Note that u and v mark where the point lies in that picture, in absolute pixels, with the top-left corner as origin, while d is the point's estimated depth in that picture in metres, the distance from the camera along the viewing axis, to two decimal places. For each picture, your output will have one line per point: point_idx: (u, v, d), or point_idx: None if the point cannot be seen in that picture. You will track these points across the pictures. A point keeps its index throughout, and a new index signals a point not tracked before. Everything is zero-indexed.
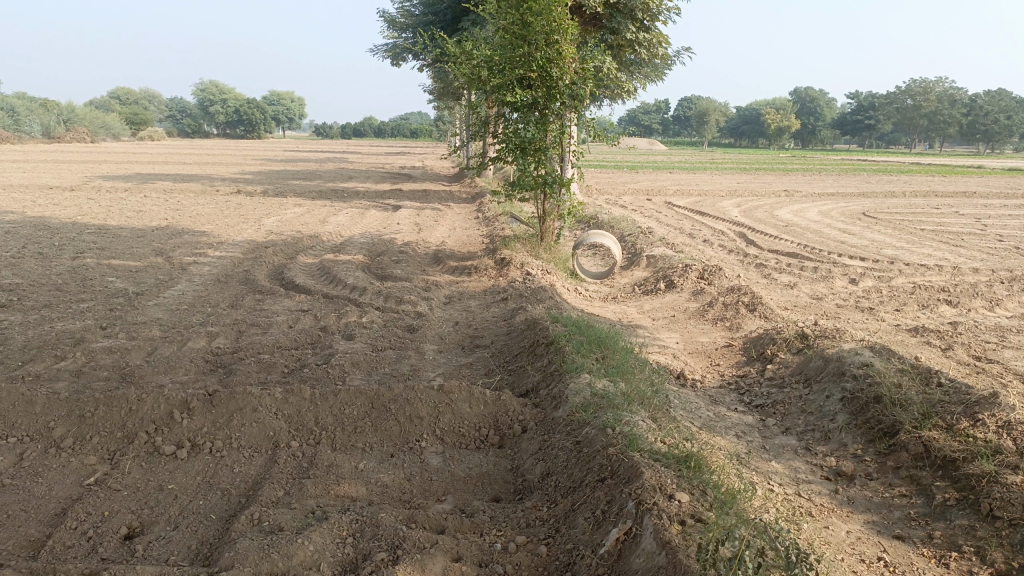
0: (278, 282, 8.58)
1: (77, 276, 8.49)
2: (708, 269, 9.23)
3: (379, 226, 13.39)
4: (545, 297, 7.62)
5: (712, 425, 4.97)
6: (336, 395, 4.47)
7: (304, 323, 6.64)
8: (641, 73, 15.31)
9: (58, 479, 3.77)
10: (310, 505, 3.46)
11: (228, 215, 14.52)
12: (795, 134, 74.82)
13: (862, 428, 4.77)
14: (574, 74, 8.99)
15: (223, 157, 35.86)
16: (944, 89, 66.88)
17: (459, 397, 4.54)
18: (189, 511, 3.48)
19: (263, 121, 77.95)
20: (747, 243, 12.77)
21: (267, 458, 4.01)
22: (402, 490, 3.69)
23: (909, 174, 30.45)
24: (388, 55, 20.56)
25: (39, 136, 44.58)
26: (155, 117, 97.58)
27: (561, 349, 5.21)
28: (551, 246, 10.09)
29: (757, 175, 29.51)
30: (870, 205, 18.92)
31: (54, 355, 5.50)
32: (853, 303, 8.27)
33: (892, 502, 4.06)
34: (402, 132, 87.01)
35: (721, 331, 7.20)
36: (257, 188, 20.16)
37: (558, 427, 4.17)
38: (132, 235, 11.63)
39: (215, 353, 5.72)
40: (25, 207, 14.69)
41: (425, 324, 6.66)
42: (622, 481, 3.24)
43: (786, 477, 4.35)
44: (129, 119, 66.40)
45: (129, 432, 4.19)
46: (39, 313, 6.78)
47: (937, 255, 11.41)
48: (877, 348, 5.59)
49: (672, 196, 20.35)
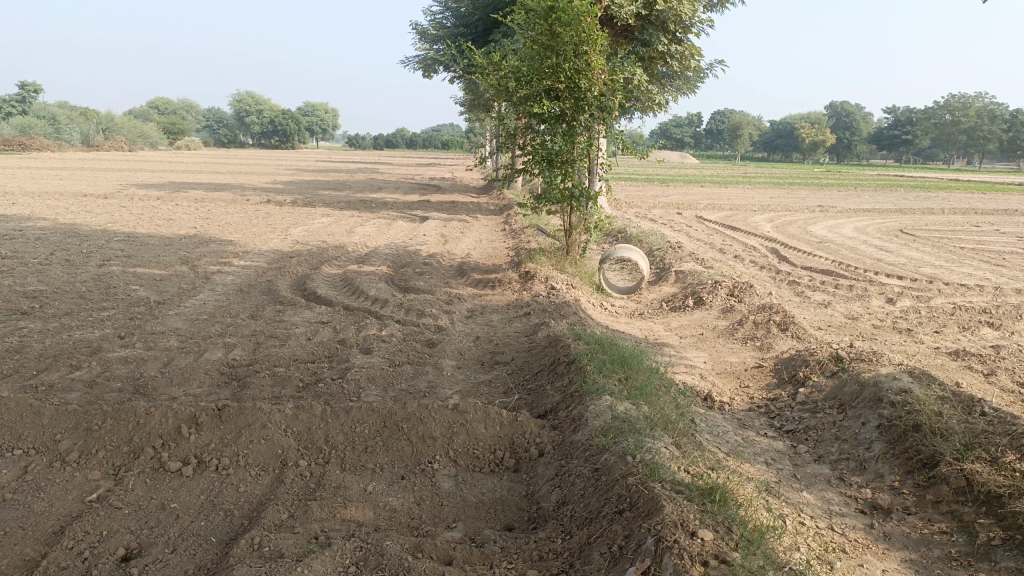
0: (300, 292, 8.51)
1: (102, 284, 8.50)
2: (739, 285, 8.99)
3: (405, 237, 13.32)
4: (569, 312, 7.43)
5: (740, 451, 4.75)
6: (347, 413, 4.33)
7: (322, 336, 6.53)
8: (673, 86, 15.13)
9: (60, 494, 3.66)
10: (313, 529, 3.31)
11: (256, 224, 14.57)
12: (829, 148, 73.90)
13: (900, 458, 4.51)
14: (602, 86, 8.83)
15: (256, 166, 36.21)
16: (984, 105, 65.71)
17: (474, 417, 4.36)
18: (189, 532, 3.35)
19: (297, 132, 78.74)
20: (779, 260, 12.47)
21: (274, 478, 3.87)
22: (411, 516, 3.53)
23: (948, 190, 29.72)
24: (420, 67, 20.57)
25: (78, 144, 45.40)
26: (193, 127, 99.35)
27: (582, 368, 5.03)
28: (577, 260, 9.92)
29: (790, 190, 29.08)
30: (907, 221, 18.46)
31: (70, 364, 5.44)
32: (890, 323, 7.97)
33: (931, 540, 3.81)
34: (433, 143, 87.55)
35: (751, 351, 6.95)
36: (288, 197, 20.28)
37: (576, 452, 3.99)
38: (160, 243, 11.67)
39: (230, 365, 5.62)
40: (59, 214, 14.90)
41: (445, 338, 6.52)
42: (641, 514, 3.04)
43: (819, 509, 4.12)
44: (167, 129, 67.73)
45: (135, 447, 4.09)
46: (59, 321, 6.76)
47: (978, 275, 11.02)
48: (916, 373, 5.31)
49: (703, 210, 20.06)
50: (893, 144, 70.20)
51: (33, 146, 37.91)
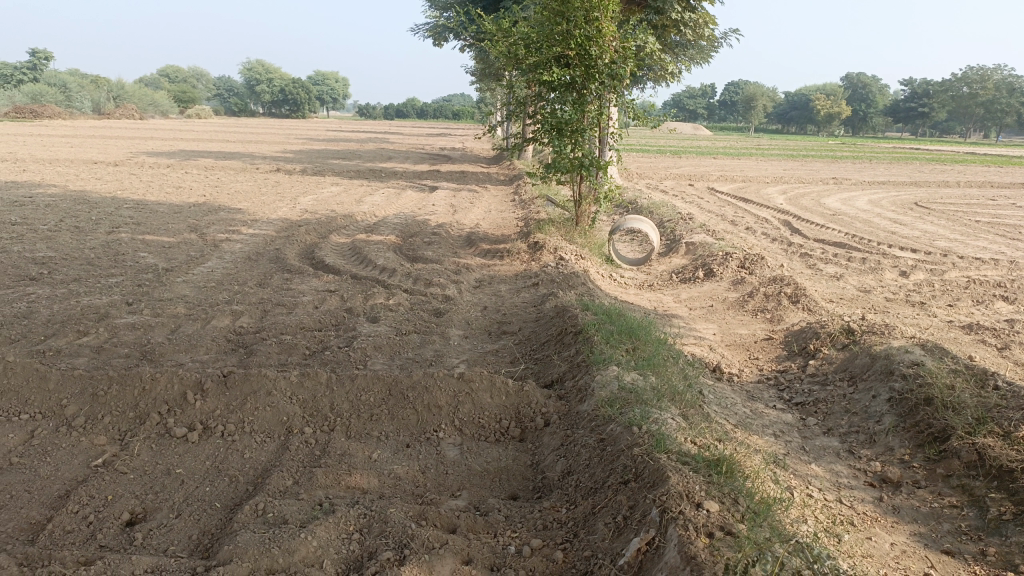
0: (308, 261, 8.48)
1: (110, 251, 8.49)
2: (750, 257, 8.89)
3: (414, 206, 13.24)
4: (577, 283, 7.36)
5: (749, 423, 4.71)
6: (353, 381, 4.31)
7: (330, 304, 6.51)
8: (687, 55, 14.93)
9: (65, 459, 3.67)
10: (318, 496, 3.30)
11: (265, 193, 14.52)
12: (845, 120, 72.92)
13: (910, 432, 4.46)
14: (614, 53, 8.68)
15: (266, 135, 36.04)
16: (1004, 78, 64.62)
17: (480, 386, 4.33)
18: (194, 498, 3.35)
19: (307, 101, 78.30)
20: (791, 232, 12.34)
21: (279, 445, 3.87)
22: (416, 484, 3.51)
23: (964, 164, 29.31)
24: (430, 34, 20.34)
25: (89, 112, 45.19)
26: (203, 96, 99.05)
27: (589, 338, 4.99)
28: (586, 230, 9.84)
29: (804, 162, 28.72)
30: (922, 194, 18.21)
31: (77, 330, 5.44)
32: (903, 297, 7.88)
33: (941, 514, 3.77)
34: (444, 112, 87.04)
35: (761, 323, 6.88)
36: (297, 166, 20.20)
37: (582, 422, 3.96)
38: (168, 211, 11.64)
39: (237, 333, 5.60)
40: (69, 181, 14.87)
41: (452, 308, 6.48)
42: (647, 485, 3.00)
43: (827, 481, 4.09)
44: (177, 96, 67.57)
45: (141, 413, 4.08)
46: (67, 288, 6.76)
47: (993, 249, 10.87)
48: (929, 346, 5.24)
49: (715, 182, 19.85)
50: (909, 116, 69.19)
51: (43, 113, 37.88)
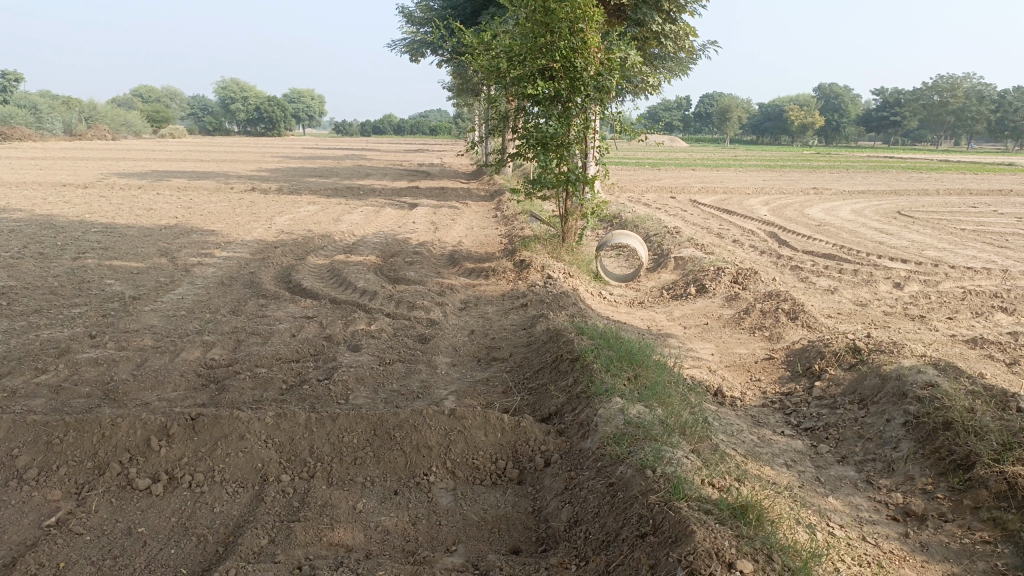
0: (285, 285, 8.11)
1: (75, 279, 8.07)
2: (743, 272, 8.63)
3: (394, 224, 12.92)
4: (568, 303, 7.05)
5: (759, 452, 4.42)
6: (334, 421, 3.96)
7: (308, 332, 6.14)
8: (666, 68, 14.77)
9: (13, 519, 3.28)
10: (297, 557, 2.94)
11: (240, 213, 14.09)
12: (819, 129, 73.59)
13: (931, 459, 4.19)
14: (598, 65, 8.41)
15: (242, 154, 35.53)
16: (971, 87, 65.74)
17: (473, 424, 4.00)
18: (157, 562, 2.98)
19: (282, 119, 77.68)
20: (779, 244, 12.16)
21: (254, 496, 3.50)
22: (406, 538, 3.17)
23: (940, 171, 29.40)
24: (406, 50, 20.09)
25: (61, 132, 44.43)
26: (177, 115, 98.24)
27: (588, 366, 4.67)
28: (573, 247, 9.53)
29: (782, 173, 28.78)
30: (903, 203, 18.15)
31: (35, 368, 5.04)
32: (902, 310, 7.65)
33: (973, 551, 3.49)
34: (421, 128, 87.47)
35: (760, 342, 6.61)
36: (273, 185, 19.73)
37: (585, 462, 3.64)
38: (138, 234, 11.20)
39: (208, 366, 5.23)
40: (35, 205, 14.35)
41: (438, 333, 6.14)
42: (667, 541, 2.69)
43: (848, 517, 3.81)
44: (150, 116, 66.78)
45: (100, 462, 3.70)
46: (26, 320, 6.34)
47: (983, 257, 10.72)
48: (942, 365, 4.97)
49: (697, 194, 19.68)
50: (881, 125, 69.98)
51: (12, 135, 37.07)
